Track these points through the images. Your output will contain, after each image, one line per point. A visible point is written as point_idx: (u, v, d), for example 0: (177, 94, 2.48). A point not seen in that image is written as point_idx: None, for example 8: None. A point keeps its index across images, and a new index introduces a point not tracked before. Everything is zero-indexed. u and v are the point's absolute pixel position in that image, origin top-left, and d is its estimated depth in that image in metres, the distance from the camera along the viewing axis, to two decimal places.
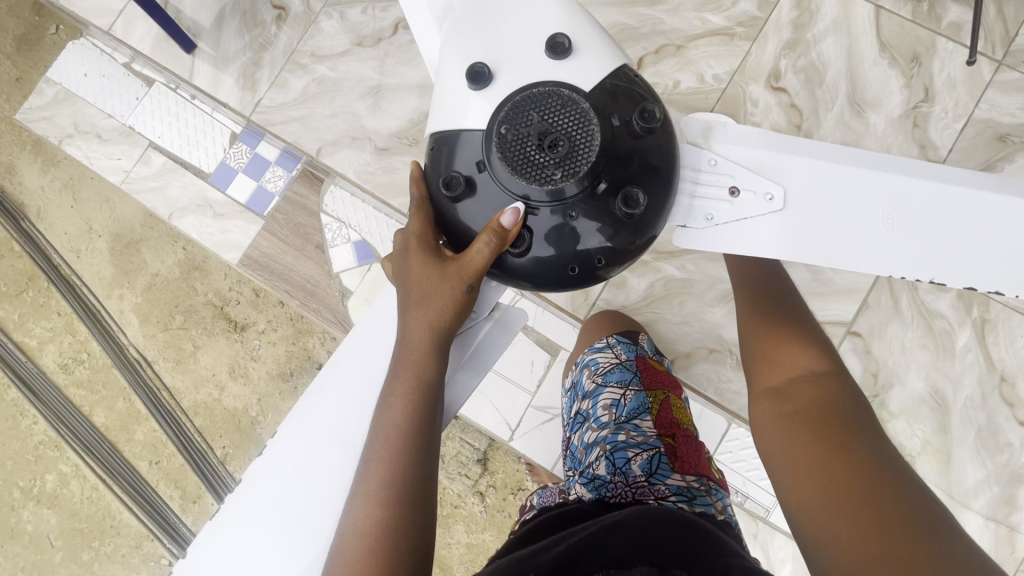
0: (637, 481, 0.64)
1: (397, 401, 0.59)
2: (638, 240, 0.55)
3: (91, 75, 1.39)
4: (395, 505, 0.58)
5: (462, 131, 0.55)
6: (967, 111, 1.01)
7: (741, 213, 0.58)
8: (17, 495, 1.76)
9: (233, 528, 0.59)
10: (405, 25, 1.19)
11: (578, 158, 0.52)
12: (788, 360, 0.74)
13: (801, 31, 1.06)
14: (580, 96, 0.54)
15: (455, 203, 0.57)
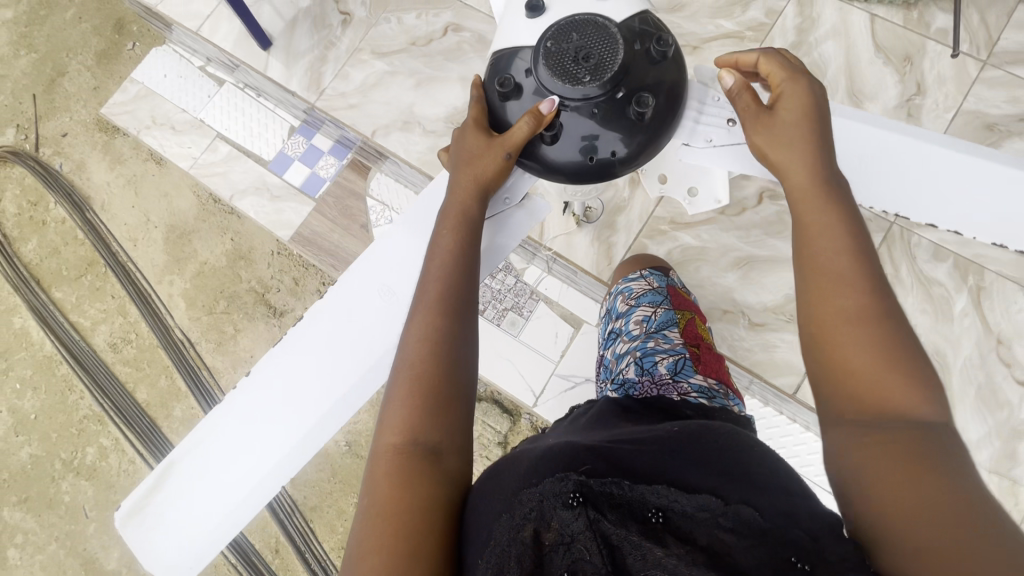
0: (662, 379, 0.76)
1: (448, 243, 0.72)
2: (647, 139, 0.70)
3: (170, 76, 1.57)
4: (449, 320, 0.68)
5: (518, 49, 0.71)
6: (957, 103, 1.13)
7: (735, 138, 0.75)
8: (58, 467, 1.85)
9: (302, 344, 0.80)
10: (453, 29, 1.35)
11: (603, 67, 0.66)
12: (851, 330, 0.58)
13: (804, 35, 1.19)
14: (612, 23, 0.68)
15: (505, 101, 0.72)
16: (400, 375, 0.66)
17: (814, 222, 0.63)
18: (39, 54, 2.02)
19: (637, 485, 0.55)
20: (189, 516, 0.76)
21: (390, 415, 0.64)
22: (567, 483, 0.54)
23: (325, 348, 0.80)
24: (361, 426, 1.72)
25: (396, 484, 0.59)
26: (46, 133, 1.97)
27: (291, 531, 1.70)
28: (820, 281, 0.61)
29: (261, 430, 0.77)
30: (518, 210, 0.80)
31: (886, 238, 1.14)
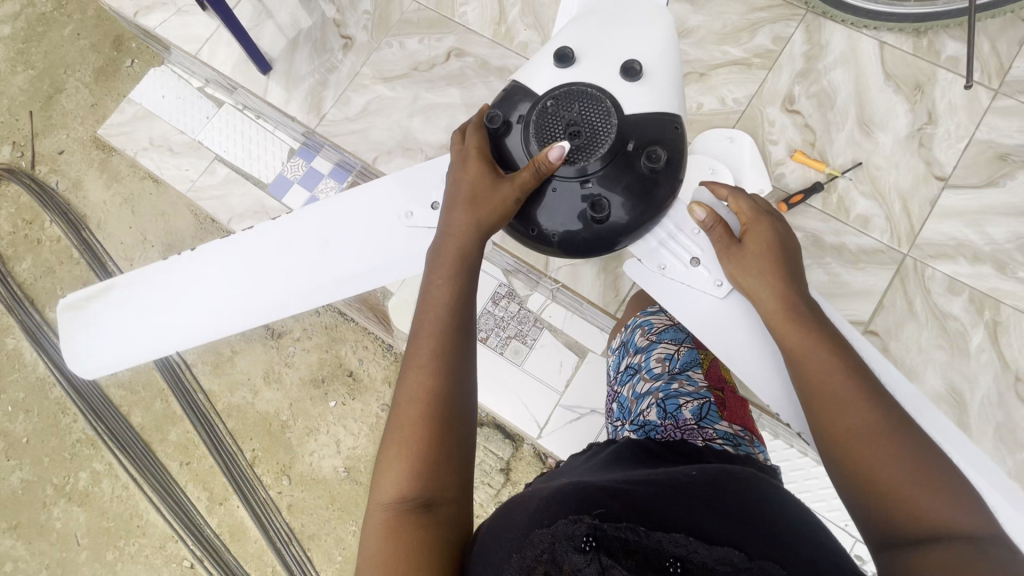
0: (687, 424, 0.73)
1: (441, 282, 0.67)
2: (590, 233, 0.73)
3: (169, 97, 1.55)
4: (441, 373, 0.63)
5: (526, 89, 0.76)
6: (969, 132, 1.12)
7: (685, 278, 0.74)
8: (50, 492, 1.81)
9: (243, 254, 0.79)
10: (456, 53, 1.34)
11: (593, 146, 0.70)
12: (866, 446, 0.59)
13: (813, 62, 1.18)
14: (618, 115, 0.72)
15: (495, 138, 0.74)
16: (394, 430, 0.61)
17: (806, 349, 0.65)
18: (37, 70, 1.99)
19: (652, 533, 0.52)
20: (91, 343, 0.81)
21: (383, 476, 0.60)
22: (580, 526, 0.51)
23: (255, 268, 0.79)
24: (361, 451, 1.69)
25: (391, 543, 0.56)
26: (42, 151, 1.94)
27: (288, 561, 1.67)
28: (823, 407, 0.62)
29: (181, 296, 0.80)
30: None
31: (901, 270, 1.11)
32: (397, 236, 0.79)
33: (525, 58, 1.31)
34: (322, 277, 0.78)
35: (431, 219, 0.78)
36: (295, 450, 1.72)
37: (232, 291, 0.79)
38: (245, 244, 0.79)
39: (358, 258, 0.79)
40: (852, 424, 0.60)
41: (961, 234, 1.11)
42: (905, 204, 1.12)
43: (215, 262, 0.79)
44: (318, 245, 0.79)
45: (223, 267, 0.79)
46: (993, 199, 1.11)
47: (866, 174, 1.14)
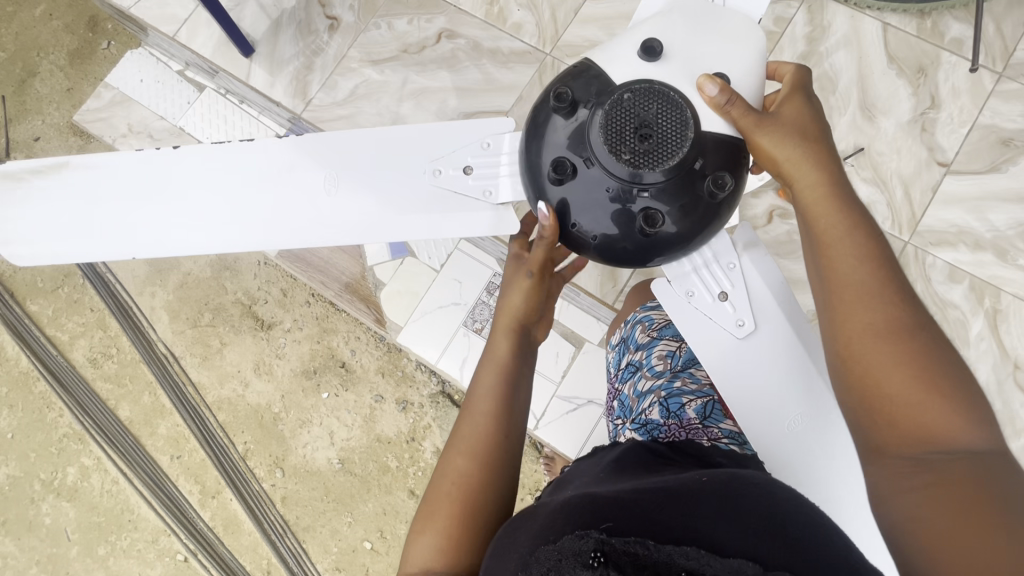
0: (691, 424, 0.74)
1: (502, 348, 0.71)
2: (632, 251, 0.65)
3: (147, 81, 1.49)
4: (499, 437, 0.67)
5: (604, 67, 0.64)
6: (971, 117, 1.10)
7: (710, 311, 0.71)
8: (38, 488, 1.78)
9: (226, 170, 0.72)
10: (447, 35, 1.29)
11: (663, 154, 0.60)
12: (886, 351, 0.56)
13: (814, 44, 1.15)
14: (694, 125, 0.61)
15: (555, 118, 0.64)
16: (444, 477, 0.65)
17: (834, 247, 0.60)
18: (8, 52, 1.90)
19: (663, 546, 0.51)
20: (44, 223, 0.73)
21: (414, 542, 0.63)
22: (587, 541, 0.51)
23: (250, 188, 0.72)
24: (355, 442, 1.67)
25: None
26: (17, 137, 1.87)
27: (283, 553, 1.66)
28: (842, 305, 0.58)
29: (150, 195, 0.72)
30: (490, 213, 0.73)
31: (900, 257, 1.10)
32: (419, 193, 0.72)
33: (519, 39, 1.27)
34: (304, 216, 0.72)
35: (459, 185, 0.72)
36: (288, 442, 1.70)
37: (221, 210, 0.72)
38: (245, 159, 0.71)
39: (368, 207, 0.72)
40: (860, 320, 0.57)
41: (961, 220, 1.09)
42: (907, 190, 1.10)
43: (207, 169, 0.71)
44: (326, 178, 0.71)
45: (215, 177, 0.72)
46: (995, 186, 1.09)
47: (868, 161, 1.12)
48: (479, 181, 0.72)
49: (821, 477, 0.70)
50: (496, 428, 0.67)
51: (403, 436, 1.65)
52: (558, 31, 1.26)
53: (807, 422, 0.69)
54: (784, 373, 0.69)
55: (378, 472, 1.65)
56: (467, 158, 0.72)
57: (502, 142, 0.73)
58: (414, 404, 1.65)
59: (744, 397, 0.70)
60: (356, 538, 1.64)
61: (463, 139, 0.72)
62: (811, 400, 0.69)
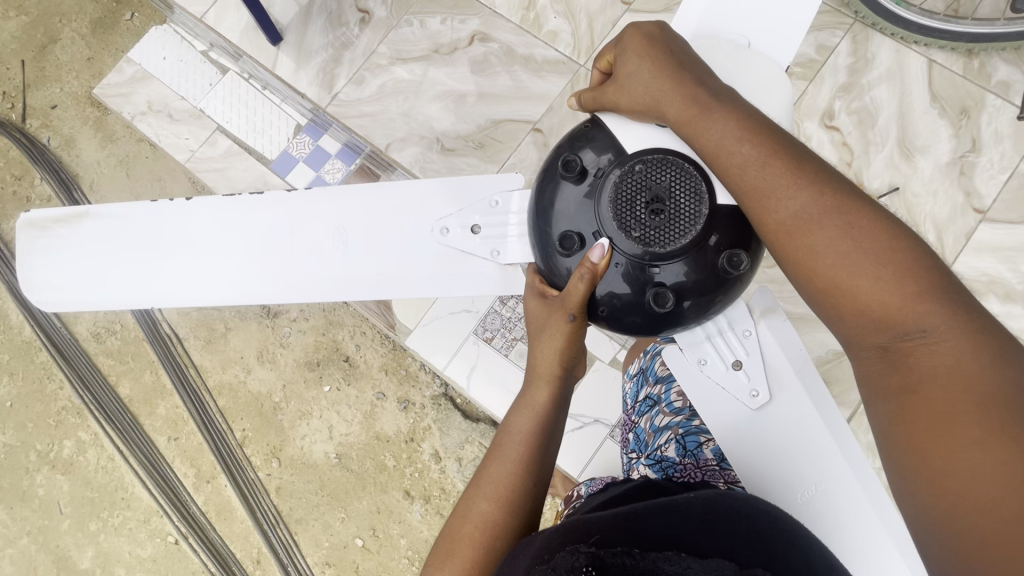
0: (707, 465, 0.74)
1: (521, 423, 0.67)
2: (644, 323, 0.62)
3: (170, 59, 1.46)
4: (506, 511, 0.64)
5: (614, 135, 0.62)
6: (1012, 164, 1.08)
7: (722, 379, 0.69)
8: (33, 459, 1.77)
9: (236, 221, 0.72)
10: (479, 38, 1.26)
11: (677, 231, 0.58)
12: (851, 281, 0.53)
13: (856, 76, 1.12)
14: (707, 202, 0.58)
15: (562, 184, 0.61)
16: (445, 544, 0.64)
17: (772, 186, 0.55)
18: (30, 17, 1.88)
19: (648, 555, 0.50)
20: (67, 270, 0.75)
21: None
22: (577, 556, 0.49)
23: (262, 243, 0.71)
24: (353, 438, 1.66)
25: None
26: (34, 103, 1.84)
27: (273, 543, 1.65)
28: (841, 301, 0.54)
29: (161, 247, 0.73)
30: (496, 272, 0.70)
31: None
32: (427, 253, 0.70)
33: (553, 48, 1.24)
34: (311, 271, 0.71)
35: (466, 244, 0.68)
36: (286, 433, 1.69)
37: (234, 263, 0.72)
38: (256, 213, 0.71)
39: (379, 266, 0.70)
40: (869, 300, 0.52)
41: (993, 270, 1.07)
42: (940, 234, 1.08)
43: (220, 222, 0.72)
44: (338, 235, 0.70)
45: (226, 230, 0.72)
46: None
47: (902, 201, 1.09)
48: (487, 240, 0.69)
49: (848, 559, 0.66)
50: (519, 475, 0.65)
51: (402, 436, 1.64)
52: (594, 43, 1.23)
53: (824, 497, 0.67)
54: (801, 444, 0.68)
55: (375, 470, 1.64)
56: (474, 216, 0.68)
57: (510, 199, 0.69)
58: (416, 404, 1.64)
59: (762, 470, 0.68)
60: (348, 535, 1.64)
61: (469, 195, 0.69)
62: (825, 469, 0.67)
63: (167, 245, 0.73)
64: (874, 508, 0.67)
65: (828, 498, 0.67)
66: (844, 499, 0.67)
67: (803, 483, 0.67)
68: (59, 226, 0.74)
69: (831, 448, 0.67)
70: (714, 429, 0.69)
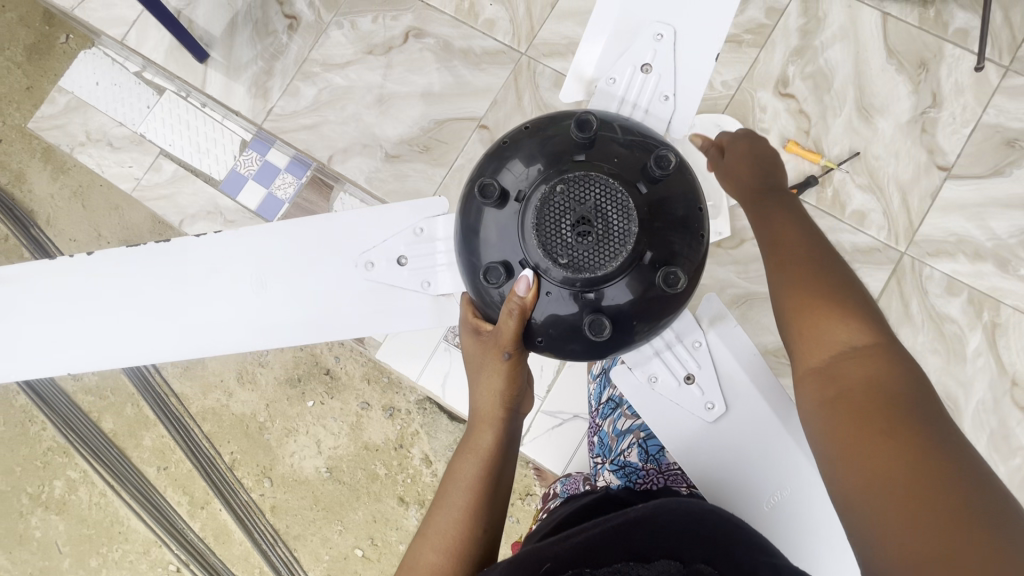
0: (669, 469, 0.75)
1: (464, 466, 0.64)
2: (587, 351, 0.58)
3: (103, 84, 1.40)
4: (458, 564, 0.60)
5: (530, 158, 0.57)
6: (975, 116, 1.04)
7: (675, 395, 0.68)
8: (26, 501, 1.76)
9: (145, 272, 0.69)
10: (415, 34, 1.20)
11: (604, 252, 0.53)
12: (823, 323, 0.61)
13: (808, 38, 1.07)
14: (635, 218, 0.54)
15: (481, 209, 0.58)
16: None
17: (786, 260, 0.67)
18: None
19: (598, 571, 0.52)
20: None
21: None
22: None
23: (179, 297, 0.69)
24: (342, 451, 1.65)
25: None
26: None
27: (275, 561, 1.65)
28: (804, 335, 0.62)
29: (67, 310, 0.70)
30: (428, 304, 0.70)
31: (897, 269, 1.03)
32: (348, 290, 0.68)
33: (492, 37, 1.18)
34: (228, 320, 0.69)
35: (393, 277, 0.68)
36: (275, 452, 1.68)
37: (143, 316, 0.69)
38: (167, 261, 0.69)
39: (289, 308, 0.68)
40: (825, 328, 0.61)
41: (961, 229, 1.03)
42: (905, 197, 1.04)
43: (136, 281, 0.69)
44: (252, 281, 0.68)
45: (145, 280, 0.69)
46: (997, 189, 1.03)
47: (864, 165, 1.05)
48: (416, 271, 0.69)
49: (814, 565, 0.65)
50: (467, 521, 0.61)
51: (390, 444, 1.63)
52: (535, 27, 1.18)
53: (790, 502, 0.65)
54: (760, 448, 0.66)
55: (367, 480, 1.64)
56: (400, 247, 0.69)
57: (435, 225, 0.69)
58: (402, 411, 1.62)
59: (719, 477, 0.67)
60: (347, 547, 1.64)
61: (393, 226, 0.69)
62: (792, 472, 0.65)
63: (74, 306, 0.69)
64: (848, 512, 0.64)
65: (795, 507, 0.65)
66: (810, 505, 0.65)
67: (764, 489, 0.66)
68: None
69: (796, 454, 0.65)
70: (665, 439, 0.69)
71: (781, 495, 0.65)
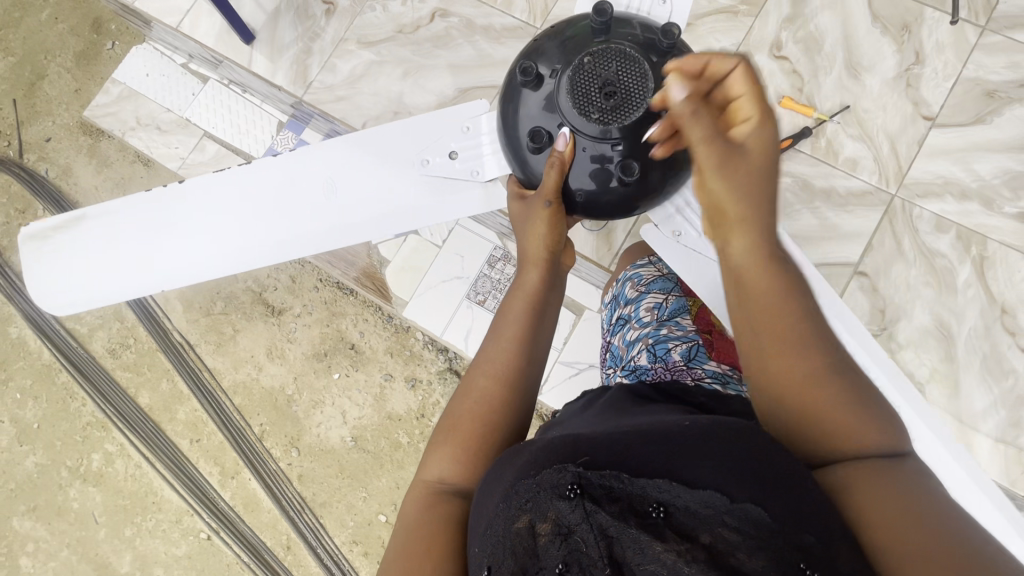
0: (676, 365, 0.78)
1: (513, 312, 0.73)
2: (616, 201, 0.72)
3: (152, 74, 1.53)
4: (507, 390, 0.69)
5: (560, 46, 0.70)
6: (956, 71, 1.15)
7: (696, 245, 0.81)
8: (65, 474, 1.85)
9: (232, 191, 0.81)
10: (440, 14, 1.32)
11: (626, 108, 0.67)
12: (801, 367, 0.58)
13: (799, 7, 1.20)
14: (649, 81, 0.67)
15: (522, 90, 0.71)
16: (448, 421, 0.68)
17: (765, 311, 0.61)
18: (17, 57, 1.96)
19: (638, 479, 0.51)
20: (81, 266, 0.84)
21: (435, 454, 0.66)
22: (565, 474, 0.51)
23: (262, 210, 0.81)
24: (367, 420, 1.72)
25: (426, 513, 0.61)
26: (29, 139, 1.92)
27: (302, 528, 1.72)
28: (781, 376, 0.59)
29: (168, 232, 0.82)
30: (478, 191, 0.80)
31: (887, 212, 1.14)
32: (408, 186, 0.79)
33: (510, 15, 1.30)
34: (307, 224, 0.80)
35: (446, 169, 0.79)
36: (302, 422, 1.75)
37: (235, 228, 0.81)
38: (248, 181, 0.81)
39: (357, 208, 0.80)
40: (798, 365, 0.58)
41: (948, 172, 1.14)
42: (893, 144, 1.15)
43: (225, 199, 0.81)
44: (324, 188, 0.79)
45: (233, 201, 0.81)
46: (979, 136, 1.14)
47: (854, 117, 1.17)
48: (465, 162, 0.79)
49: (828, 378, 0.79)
50: (516, 355, 0.71)
51: (412, 414, 1.70)
52: (549, 6, 1.29)
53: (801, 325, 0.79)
54: None
55: (390, 448, 1.70)
56: (451, 143, 0.79)
57: (480, 123, 0.80)
58: (424, 380, 1.70)
59: None
60: (372, 512, 1.69)
61: (444, 124, 0.79)
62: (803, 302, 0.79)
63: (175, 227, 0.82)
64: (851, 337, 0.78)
65: None
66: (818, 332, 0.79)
67: None
68: (67, 230, 0.83)
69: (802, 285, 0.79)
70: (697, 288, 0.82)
71: None
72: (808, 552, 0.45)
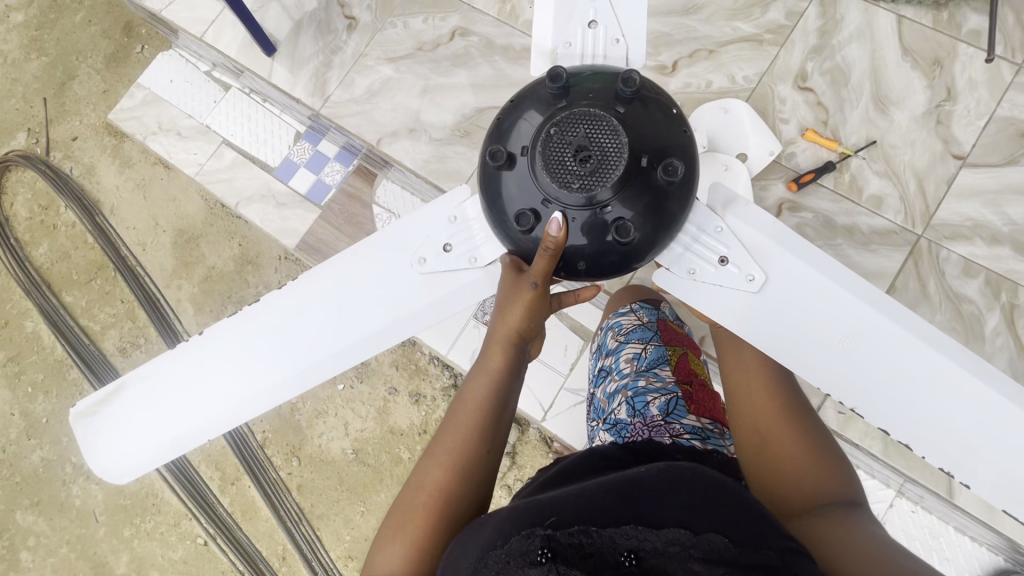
0: (654, 420, 0.81)
1: (478, 391, 0.72)
2: (622, 261, 0.67)
3: (176, 80, 1.56)
4: (468, 478, 0.68)
5: (523, 121, 0.66)
6: (989, 110, 1.11)
7: (719, 279, 0.70)
8: (69, 471, 1.86)
9: (245, 331, 0.72)
10: (460, 33, 1.32)
11: (607, 169, 0.62)
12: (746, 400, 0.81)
13: (826, 37, 1.17)
14: (625, 133, 0.63)
15: (496, 173, 0.66)
16: (405, 510, 0.67)
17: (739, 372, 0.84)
18: (50, 57, 2.01)
19: (605, 531, 0.51)
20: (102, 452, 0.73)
21: (382, 548, 0.66)
22: (534, 541, 0.51)
23: (282, 344, 0.72)
24: (369, 433, 1.71)
25: None
26: (57, 137, 1.95)
27: (298, 539, 1.70)
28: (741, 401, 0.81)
29: (186, 391, 0.72)
30: (479, 275, 0.74)
31: (913, 252, 1.10)
32: (410, 287, 0.73)
33: (530, 36, 1.29)
34: (329, 349, 0.73)
35: (446, 264, 0.73)
36: (304, 432, 1.74)
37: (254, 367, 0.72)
38: (262, 317, 0.72)
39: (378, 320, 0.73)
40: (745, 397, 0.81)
41: (977, 214, 1.10)
42: (921, 183, 1.12)
43: (240, 341, 0.72)
44: (341, 309, 0.73)
45: (250, 344, 0.72)
46: (1012, 177, 1.10)
47: (881, 153, 1.13)
48: (461, 252, 0.74)
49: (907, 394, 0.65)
50: (478, 439, 0.69)
51: (415, 429, 1.68)
52: None
53: (860, 343, 0.66)
54: (809, 305, 0.68)
55: (391, 463, 1.68)
56: (444, 237, 0.74)
57: (466, 210, 0.74)
58: (428, 396, 1.68)
59: (789, 353, 0.69)
60: (369, 528, 1.67)
61: (433, 217, 0.74)
62: (850, 313, 0.66)
63: (193, 386, 0.72)
64: (901, 324, 0.65)
65: (867, 344, 0.66)
66: (877, 343, 0.66)
67: (827, 347, 0.67)
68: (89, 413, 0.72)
69: (843, 292, 0.67)
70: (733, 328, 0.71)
71: (848, 345, 0.66)
72: (769, 568, 0.47)
